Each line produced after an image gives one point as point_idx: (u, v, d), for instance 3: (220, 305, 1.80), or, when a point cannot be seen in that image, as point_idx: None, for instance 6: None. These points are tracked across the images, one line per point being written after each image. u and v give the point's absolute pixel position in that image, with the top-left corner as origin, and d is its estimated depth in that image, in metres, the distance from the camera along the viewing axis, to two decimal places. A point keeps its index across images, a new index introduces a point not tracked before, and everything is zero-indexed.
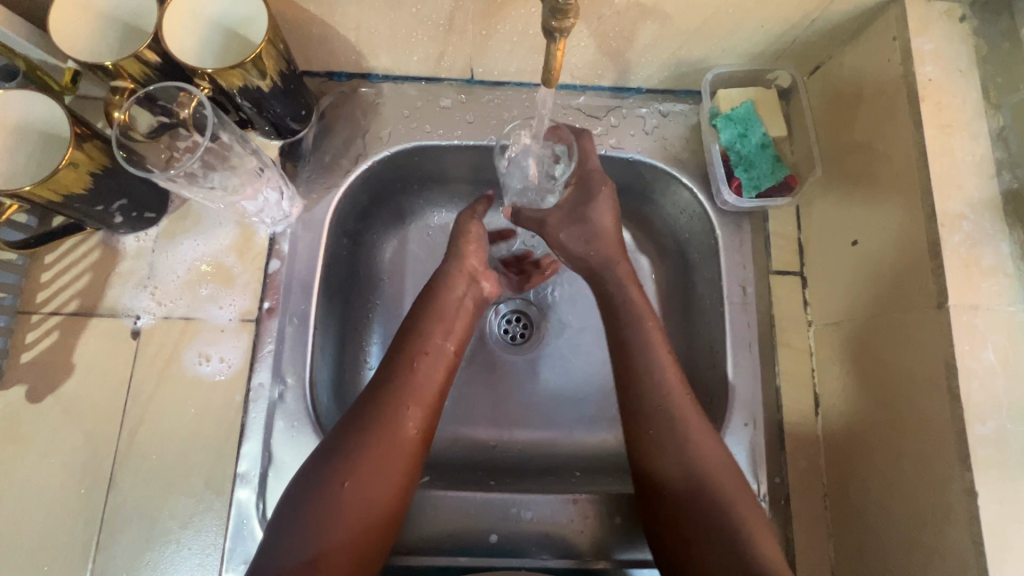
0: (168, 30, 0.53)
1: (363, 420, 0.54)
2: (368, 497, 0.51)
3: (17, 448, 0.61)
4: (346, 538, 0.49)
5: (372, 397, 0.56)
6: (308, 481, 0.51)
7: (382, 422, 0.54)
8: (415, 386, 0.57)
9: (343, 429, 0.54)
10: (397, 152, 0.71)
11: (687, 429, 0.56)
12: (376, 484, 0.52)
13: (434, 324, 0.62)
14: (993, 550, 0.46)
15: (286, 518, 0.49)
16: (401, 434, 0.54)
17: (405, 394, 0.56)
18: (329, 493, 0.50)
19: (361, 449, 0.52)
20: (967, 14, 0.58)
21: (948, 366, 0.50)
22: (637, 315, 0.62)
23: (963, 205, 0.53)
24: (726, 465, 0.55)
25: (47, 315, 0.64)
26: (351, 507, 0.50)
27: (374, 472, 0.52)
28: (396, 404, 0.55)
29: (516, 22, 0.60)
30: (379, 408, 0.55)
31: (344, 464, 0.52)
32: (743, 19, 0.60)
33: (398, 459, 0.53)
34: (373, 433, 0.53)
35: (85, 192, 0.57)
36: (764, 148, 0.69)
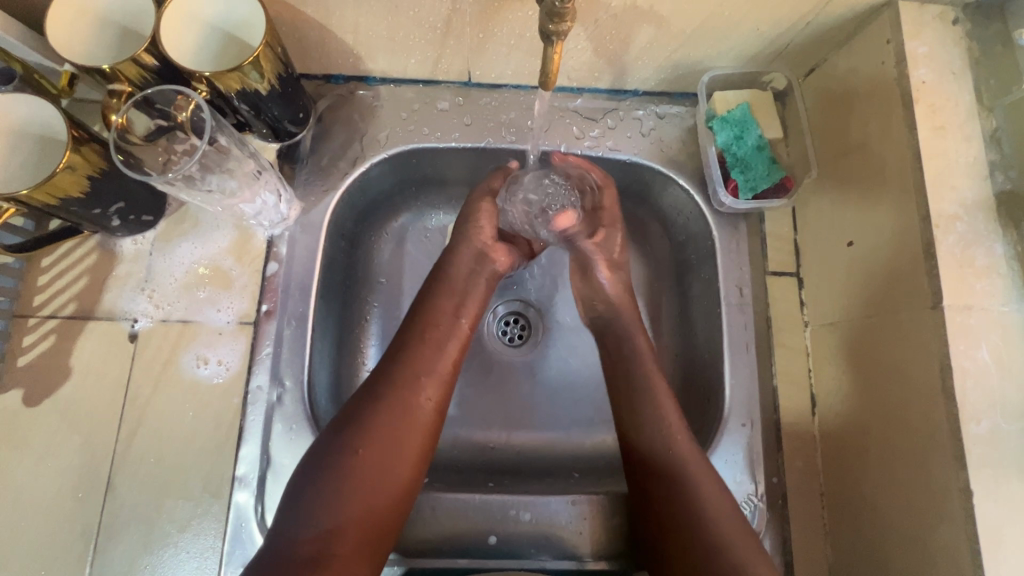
0: (165, 33, 0.53)
1: (379, 393, 0.55)
2: (384, 472, 0.51)
3: (13, 452, 0.61)
4: (361, 510, 0.50)
5: (388, 370, 0.57)
6: (323, 453, 0.52)
7: (398, 397, 0.55)
8: (430, 361, 0.58)
9: (358, 403, 0.55)
10: (394, 154, 0.71)
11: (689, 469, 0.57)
12: (392, 458, 0.52)
13: (448, 298, 0.62)
14: (988, 548, 0.47)
15: (301, 489, 0.50)
16: (416, 410, 0.55)
17: (421, 369, 0.57)
18: (346, 463, 0.51)
19: (376, 423, 0.53)
20: (960, 17, 0.58)
21: (942, 366, 0.50)
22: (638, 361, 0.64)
23: (957, 206, 0.53)
24: (731, 508, 0.55)
25: (44, 318, 0.64)
26: (367, 480, 0.51)
27: (390, 446, 0.52)
28: (412, 380, 0.56)
29: (513, 25, 0.60)
30: (394, 381, 0.56)
31: (360, 435, 0.52)
32: (738, 22, 0.60)
33: (414, 435, 0.54)
34: (389, 407, 0.54)
35: (82, 196, 0.57)
36: (759, 150, 0.70)
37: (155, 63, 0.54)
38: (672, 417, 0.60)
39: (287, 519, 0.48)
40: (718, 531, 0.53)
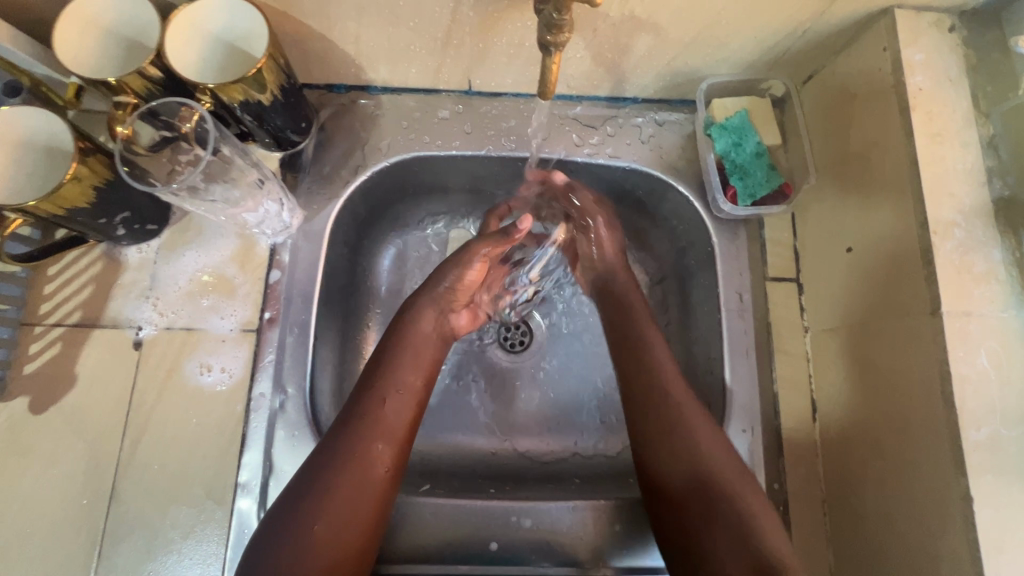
0: (171, 46, 0.54)
1: (330, 458, 0.52)
2: (336, 539, 0.49)
3: (20, 459, 0.61)
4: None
5: (341, 428, 0.54)
6: (274, 522, 0.49)
7: (350, 458, 0.52)
8: (382, 422, 0.55)
9: (311, 465, 0.52)
10: (395, 162, 0.72)
11: (688, 422, 0.56)
12: (343, 524, 0.50)
13: (408, 355, 0.60)
14: (989, 555, 0.47)
15: (251, 559, 0.47)
16: (369, 473, 0.52)
17: (374, 428, 0.54)
18: (296, 533, 0.48)
19: (324, 492, 0.50)
20: (956, 24, 0.59)
21: (942, 373, 0.50)
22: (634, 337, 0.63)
23: (955, 213, 0.53)
24: (729, 457, 0.54)
25: (50, 326, 0.65)
26: (317, 550, 0.48)
27: (342, 512, 0.50)
28: (364, 439, 0.53)
29: (513, 35, 0.61)
30: (345, 443, 0.53)
31: (310, 504, 0.49)
32: (736, 30, 0.61)
33: (365, 498, 0.51)
34: (340, 474, 0.51)
35: (88, 206, 0.57)
36: (758, 157, 0.70)
37: (159, 75, 0.55)
38: (670, 371, 0.59)
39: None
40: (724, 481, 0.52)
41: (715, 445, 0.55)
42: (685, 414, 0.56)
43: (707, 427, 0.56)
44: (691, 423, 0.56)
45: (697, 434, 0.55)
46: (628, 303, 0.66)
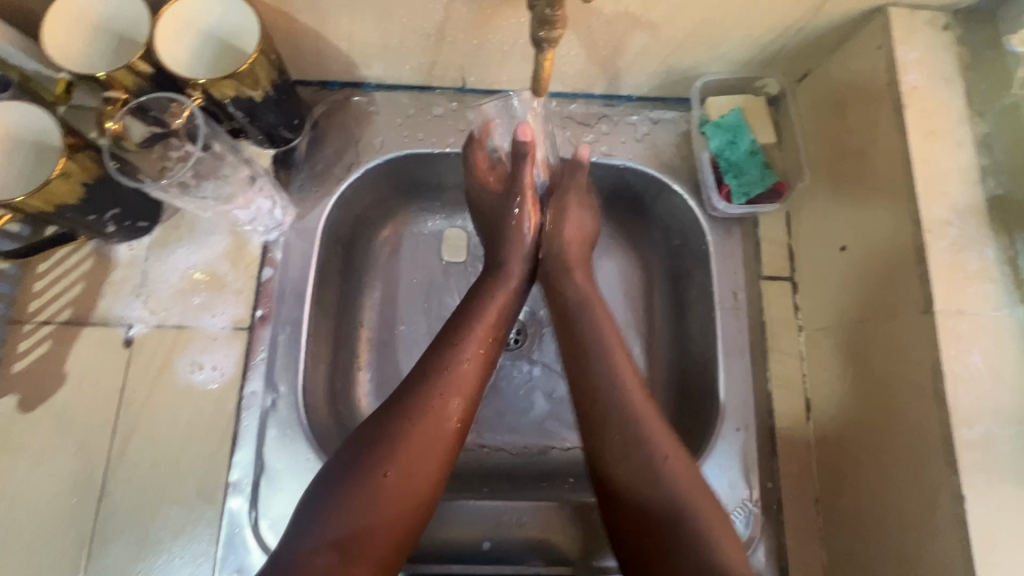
0: (162, 41, 0.54)
1: (404, 407, 0.52)
2: (406, 488, 0.50)
3: (9, 457, 0.61)
4: (379, 524, 0.48)
5: (414, 381, 0.54)
6: (339, 468, 0.50)
7: (423, 411, 0.52)
8: (457, 375, 0.55)
9: (382, 415, 0.53)
10: (389, 159, 0.71)
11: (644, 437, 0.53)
12: (413, 473, 0.50)
13: (485, 309, 0.60)
14: (982, 554, 0.46)
15: (317, 503, 0.48)
16: (442, 426, 0.52)
17: (448, 382, 0.54)
18: (366, 479, 0.49)
19: (396, 441, 0.51)
20: (950, 23, 0.58)
21: (934, 371, 0.50)
22: (613, 375, 0.56)
23: (948, 211, 0.53)
24: (696, 487, 0.51)
25: (39, 324, 0.64)
26: (387, 498, 0.49)
27: (413, 462, 0.50)
28: (439, 391, 0.54)
29: (506, 31, 0.60)
30: (419, 392, 0.53)
31: (382, 452, 0.50)
32: (731, 28, 0.60)
33: (437, 452, 0.52)
34: (414, 423, 0.52)
35: (78, 202, 0.57)
36: (753, 155, 0.70)
37: (149, 70, 0.55)
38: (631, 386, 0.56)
39: (304, 530, 0.47)
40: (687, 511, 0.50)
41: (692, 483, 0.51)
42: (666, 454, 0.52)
43: (686, 464, 0.53)
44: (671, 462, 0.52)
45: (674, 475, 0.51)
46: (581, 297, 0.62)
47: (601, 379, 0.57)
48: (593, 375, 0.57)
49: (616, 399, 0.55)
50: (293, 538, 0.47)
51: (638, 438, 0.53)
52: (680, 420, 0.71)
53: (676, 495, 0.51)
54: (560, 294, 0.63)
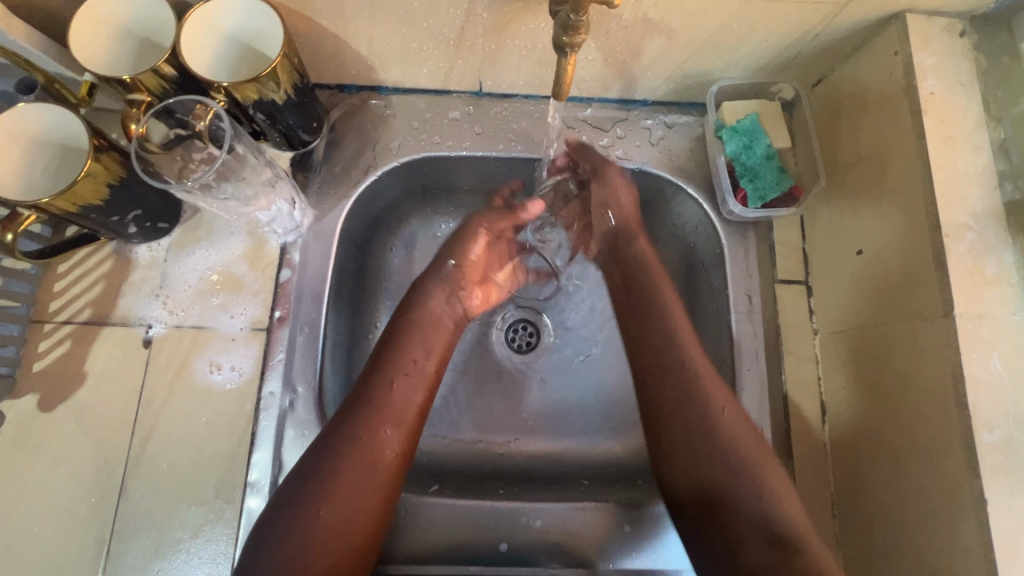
0: (185, 44, 0.54)
1: (337, 443, 0.53)
2: (343, 524, 0.50)
3: (28, 456, 0.61)
4: (320, 567, 0.48)
5: (346, 415, 0.55)
6: (278, 508, 0.50)
7: (356, 444, 0.53)
8: (391, 408, 0.55)
9: (316, 452, 0.53)
10: (406, 162, 0.72)
11: (699, 382, 0.57)
12: (351, 509, 0.51)
13: (410, 340, 0.60)
14: (1004, 558, 0.47)
15: (258, 546, 0.48)
16: (376, 460, 0.53)
17: (377, 414, 0.55)
18: (303, 521, 0.49)
19: (331, 480, 0.51)
20: (966, 30, 0.59)
21: (955, 375, 0.51)
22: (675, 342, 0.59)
23: (967, 215, 0.54)
24: (744, 429, 0.55)
25: (60, 324, 0.64)
26: (324, 537, 0.49)
27: (349, 498, 0.51)
28: (371, 424, 0.54)
29: (525, 36, 0.61)
30: (351, 428, 0.54)
31: (317, 492, 0.50)
32: (748, 33, 0.61)
33: (373, 487, 0.52)
34: (346, 460, 0.52)
35: (101, 204, 0.57)
36: (769, 159, 0.70)
37: (174, 73, 0.55)
38: (683, 331, 0.60)
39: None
40: (738, 446, 0.53)
41: (747, 438, 0.54)
42: (725, 419, 0.55)
43: (741, 421, 0.55)
44: (725, 415, 0.55)
45: (730, 433, 0.54)
46: (642, 261, 0.66)
47: (663, 344, 0.59)
48: (653, 327, 0.61)
49: (676, 360, 0.58)
50: None
51: (695, 399, 0.56)
52: None
53: (734, 447, 0.53)
54: (626, 259, 0.67)
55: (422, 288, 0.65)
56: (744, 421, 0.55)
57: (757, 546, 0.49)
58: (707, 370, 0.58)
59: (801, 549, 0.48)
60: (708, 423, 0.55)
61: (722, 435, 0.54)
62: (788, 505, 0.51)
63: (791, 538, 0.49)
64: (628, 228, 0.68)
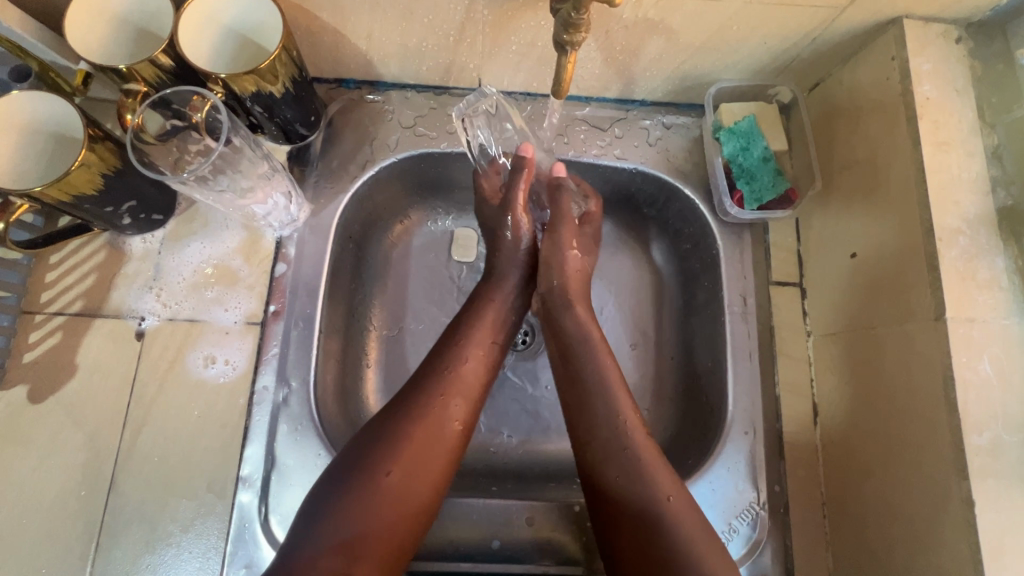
0: (183, 34, 0.54)
1: (407, 406, 0.53)
2: (408, 488, 0.50)
3: (17, 448, 0.61)
4: (383, 525, 0.48)
5: (416, 386, 0.55)
6: (345, 465, 0.50)
7: (427, 412, 0.53)
8: (460, 378, 0.56)
9: (386, 417, 0.53)
10: (404, 158, 0.72)
11: (625, 438, 0.55)
12: (418, 474, 0.50)
13: (483, 317, 0.62)
14: (991, 558, 0.47)
15: (324, 502, 0.48)
16: (443, 428, 0.53)
17: (448, 385, 0.55)
18: (372, 479, 0.49)
19: (400, 441, 0.51)
20: (963, 36, 0.59)
21: (945, 378, 0.51)
22: (613, 414, 0.56)
23: (960, 220, 0.54)
24: (669, 485, 0.53)
25: (51, 315, 0.64)
26: (390, 496, 0.49)
27: (417, 465, 0.51)
28: (442, 395, 0.54)
29: (526, 34, 0.61)
30: (422, 392, 0.54)
31: (387, 451, 0.50)
32: (747, 36, 0.61)
33: (440, 453, 0.52)
34: (416, 423, 0.52)
35: (95, 193, 0.57)
36: (765, 161, 0.70)
37: (171, 64, 0.55)
38: (613, 375, 0.59)
39: (306, 533, 0.46)
40: (664, 510, 0.51)
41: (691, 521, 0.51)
42: (656, 478, 0.53)
43: (683, 496, 0.53)
44: (652, 476, 0.53)
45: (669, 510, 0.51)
46: (580, 330, 0.62)
47: (591, 388, 0.58)
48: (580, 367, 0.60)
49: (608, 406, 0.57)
50: (292, 545, 0.46)
51: (642, 489, 0.52)
52: (689, 424, 0.71)
53: (660, 510, 0.51)
54: (561, 331, 0.63)
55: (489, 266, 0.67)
56: (668, 471, 0.54)
57: None
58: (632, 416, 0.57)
59: None
60: (637, 486, 0.52)
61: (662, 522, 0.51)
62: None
63: None
64: (568, 296, 0.64)
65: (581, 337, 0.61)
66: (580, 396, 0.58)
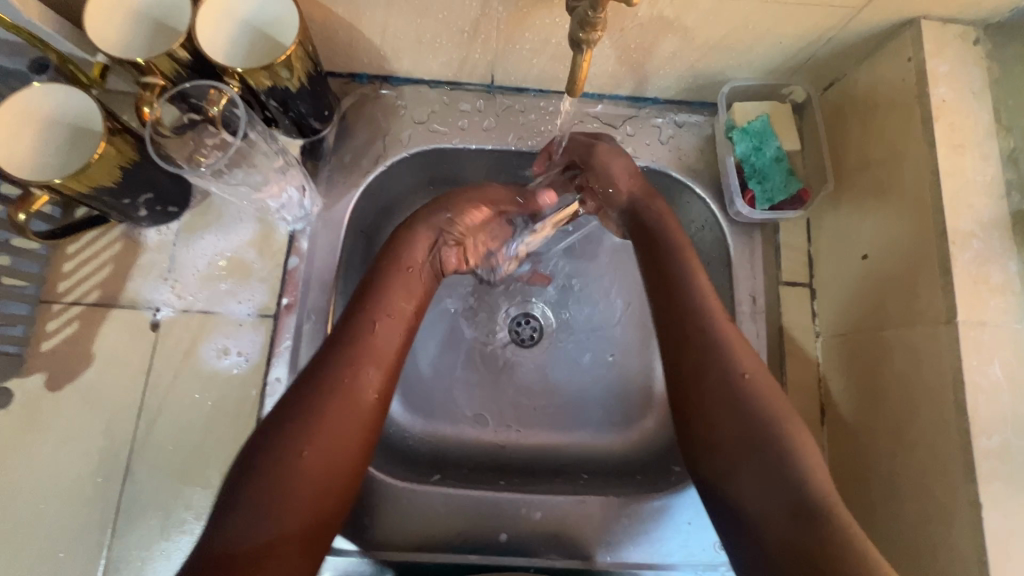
0: (202, 30, 0.55)
1: (318, 382, 0.51)
2: (326, 466, 0.48)
3: (36, 434, 0.62)
4: (301, 507, 0.46)
5: (324, 359, 0.53)
6: (254, 451, 0.47)
7: (338, 388, 0.51)
8: (373, 348, 0.54)
9: (293, 397, 0.50)
10: (416, 154, 0.72)
11: (721, 340, 0.55)
12: (334, 450, 0.49)
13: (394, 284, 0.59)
14: (996, 559, 0.48)
15: (236, 492, 0.46)
16: (357, 400, 0.51)
17: (358, 356, 0.53)
18: (285, 463, 0.47)
19: (311, 420, 0.49)
20: (981, 37, 0.59)
21: (955, 381, 0.51)
22: (703, 313, 0.56)
23: (973, 223, 0.54)
24: (763, 382, 0.53)
25: (68, 304, 0.65)
26: (308, 477, 0.47)
27: (333, 440, 0.49)
28: (352, 367, 0.52)
29: (540, 31, 0.61)
30: (330, 367, 0.52)
31: (300, 431, 0.48)
32: (762, 35, 0.61)
33: (355, 426, 0.51)
34: (328, 400, 0.50)
35: (113, 185, 0.58)
36: (778, 161, 0.70)
37: (188, 57, 0.55)
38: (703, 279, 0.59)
39: (222, 523, 0.44)
40: (757, 403, 0.51)
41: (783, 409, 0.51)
42: (747, 382, 0.53)
43: (775, 396, 0.52)
44: (746, 372, 0.53)
45: (769, 405, 0.51)
46: (663, 223, 0.64)
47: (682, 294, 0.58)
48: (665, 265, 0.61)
49: (701, 309, 0.56)
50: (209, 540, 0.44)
51: (739, 395, 0.52)
52: None
53: (754, 408, 0.51)
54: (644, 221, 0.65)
55: (401, 241, 0.63)
56: (759, 368, 0.54)
57: (779, 510, 0.47)
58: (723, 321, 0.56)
59: (822, 512, 0.46)
60: (730, 388, 0.52)
61: (753, 405, 0.51)
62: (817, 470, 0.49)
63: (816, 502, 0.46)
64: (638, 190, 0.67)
65: (665, 232, 0.63)
66: (672, 299, 0.58)
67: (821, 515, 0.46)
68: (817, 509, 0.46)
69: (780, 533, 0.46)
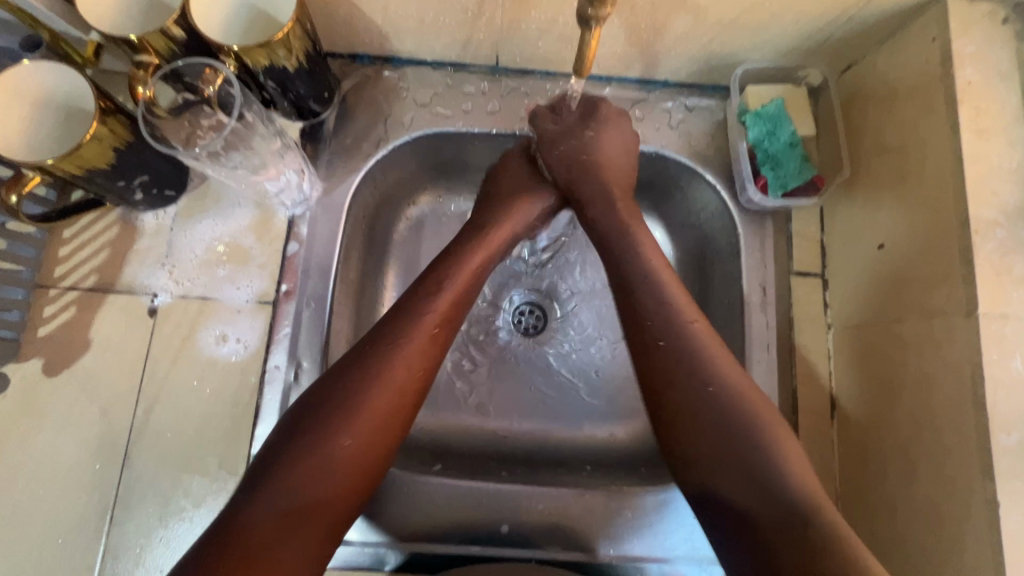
0: (196, 7, 0.53)
1: (366, 370, 0.50)
2: (361, 457, 0.48)
3: (33, 420, 0.61)
4: (330, 491, 0.46)
5: (372, 348, 0.52)
6: (295, 430, 0.47)
7: (385, 379, 0.50)
8: (426, 346, 0.54)
9: (340, 381, 0.50)
10: (418, 137, 0.70)
11: (693, 347, 0.53)
12: (372, 441, 0.49)
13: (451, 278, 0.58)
14: (1014, 560, 0.46)
15: (269, 466, 0.45)
16: (401, 394, 0.51)
17: (410, 351, 0.52)
18: (325, 446, 0.46)
19: (354, 409, 0.48)
20: (1010, 16, 0.56)
21: (973, 375, 0.50)
22: (672, 320, 0.55)
23: (998, 212, 0.52)
24: (738, 387, 0.52)
25: (65, 289, 0.64)
26: (343, 464, 0.47)
27: (372, 432, 0.49)
28: (402, 361, 0.52)
29: (547, 9, 0.59)
30: (378, 357, 0.51)
31: (343, 418, 0.48)
32: (778, 14, 0.58)
33: (395, 420, 0.50)
34: (374, 390, 0.50)
35: (107, 167, 0.56)
36: (792, 147, 0.68)
37: (182, 34, 0.53)
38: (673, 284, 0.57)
39: (249, 496, 0.44)
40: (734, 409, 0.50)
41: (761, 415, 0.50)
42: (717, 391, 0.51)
43: (754, 402, 0.51)
44: (723, 378, 0.52)
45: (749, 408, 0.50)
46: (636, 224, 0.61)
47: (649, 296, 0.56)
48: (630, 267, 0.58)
49: (673, 316, 0.55)
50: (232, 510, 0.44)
51: (720, 403, 0.51)
52: None
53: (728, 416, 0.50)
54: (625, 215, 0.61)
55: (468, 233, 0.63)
56: (735, 375, 0.52)
57: (772, 516, 0.46)
58: (698, 327, 0.55)
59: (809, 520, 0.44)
60: (704, 398, 0.51)
61: (729, 410, 0.50)
62: (800, 473, 0.47)
63: (802, 509, 0.45)
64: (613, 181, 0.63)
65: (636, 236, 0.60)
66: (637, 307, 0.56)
67: (811, 521, 0.44)
68: (804, 512, 0.45)
69: (769, 536, 0.45)
